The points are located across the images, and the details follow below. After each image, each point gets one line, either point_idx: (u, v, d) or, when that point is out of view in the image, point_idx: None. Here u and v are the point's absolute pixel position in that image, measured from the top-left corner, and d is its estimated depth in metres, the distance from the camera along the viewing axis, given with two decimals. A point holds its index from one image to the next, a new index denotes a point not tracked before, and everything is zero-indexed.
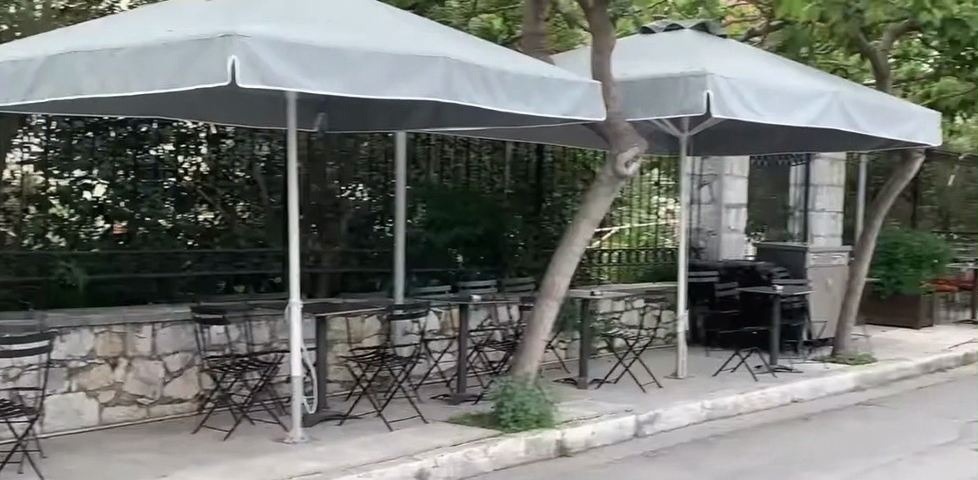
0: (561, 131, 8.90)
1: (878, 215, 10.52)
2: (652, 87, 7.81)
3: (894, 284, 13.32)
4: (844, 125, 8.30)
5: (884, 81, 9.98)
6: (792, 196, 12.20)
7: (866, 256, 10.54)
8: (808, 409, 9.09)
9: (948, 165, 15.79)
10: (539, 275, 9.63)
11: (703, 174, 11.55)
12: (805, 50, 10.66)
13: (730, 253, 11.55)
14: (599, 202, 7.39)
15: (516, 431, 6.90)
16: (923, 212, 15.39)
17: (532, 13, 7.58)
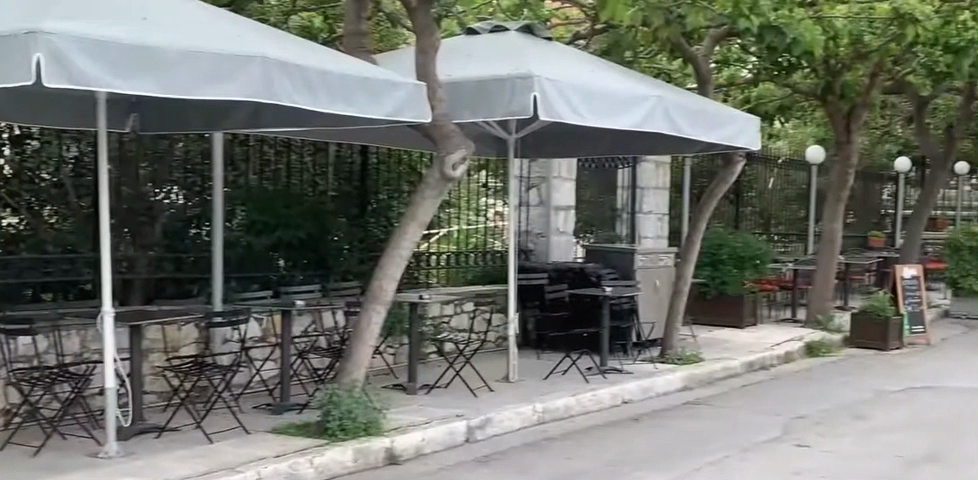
0: (385, 133, 8.78)
1: (701, 217, 10.72)
2: (479, 88, 7.72)
3: (718, 285, 13.58)
4: (668, 128, 8.39)
5: (706, 85, 10.12)
6: (619, 198, 12.13)
7: (692, 258, 10.78)
8: (637, 410, 9.14)
9: (768, 168, 16.22)
10: (366, 278, 9.47)
11: (531, 176, 11.57)
12: (629, 54, 10.84)
13: (558, 255, 11.63)
14: (426, 204, 7.28)
15: (343, 440, 6.73)
16: (744, 214, 15.78)
17: (354, 11, 7.42)
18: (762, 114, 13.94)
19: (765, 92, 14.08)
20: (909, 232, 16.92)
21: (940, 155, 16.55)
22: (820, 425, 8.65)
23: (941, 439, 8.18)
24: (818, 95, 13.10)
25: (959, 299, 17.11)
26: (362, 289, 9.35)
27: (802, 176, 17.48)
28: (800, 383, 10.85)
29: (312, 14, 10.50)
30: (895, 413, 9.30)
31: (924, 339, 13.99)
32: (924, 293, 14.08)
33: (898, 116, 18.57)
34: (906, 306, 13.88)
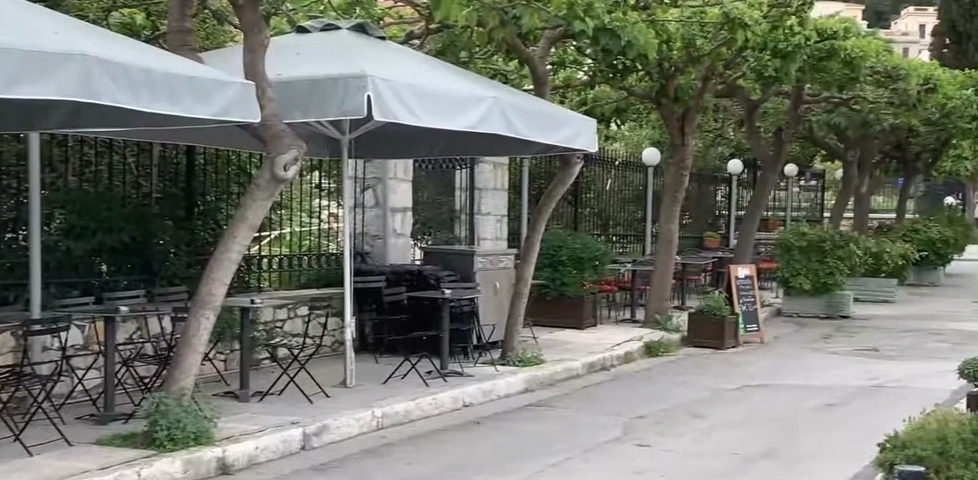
0: (213, 132, 8.54)
1: (540, 219, 10.74)
2: (310, 87, 7.57)
3: (558, 286, 13.63)
4: (506, 129, 8.36)
5: (543, 87, 10.12)
6: (457, 200, 12.29)
7: (531, 260, 10.81)
8: (478, 413, 9.08)
9: (605, 170, 16.40)
10: (195, 282, 9.21)
11: (367, 177, 11.44)
12: (464, 54, 10.87)
13: (395, 257, 11.55)
14: (255, 206, 7.05)
15: (172, 450, 6.48)
16: (583, 215, 15.92)
17: (177, 9, 7.21)
18: (598, 117, 14.13)
19: (602, 95, 14.22)
20: (742, 231, 17.33)
21: (770, 157, 16.96)
22: (659, 424, 8.75)
23: (776, 436, 8.34)
24: (653, 98, 13.21)
25: (790, 298, 17.67)
26: (188, 294, 9.04)
27: (638, 178, 17.75)
28: (638, 383, 10.96)
29: (133, 11, 10.34)
30: (731, 411, 9.46)
31: (758, 338, 14.33)
32: (757, 292, 14.34)
33: (730, 119, 19.02)
34: (741, 305, 14.10)
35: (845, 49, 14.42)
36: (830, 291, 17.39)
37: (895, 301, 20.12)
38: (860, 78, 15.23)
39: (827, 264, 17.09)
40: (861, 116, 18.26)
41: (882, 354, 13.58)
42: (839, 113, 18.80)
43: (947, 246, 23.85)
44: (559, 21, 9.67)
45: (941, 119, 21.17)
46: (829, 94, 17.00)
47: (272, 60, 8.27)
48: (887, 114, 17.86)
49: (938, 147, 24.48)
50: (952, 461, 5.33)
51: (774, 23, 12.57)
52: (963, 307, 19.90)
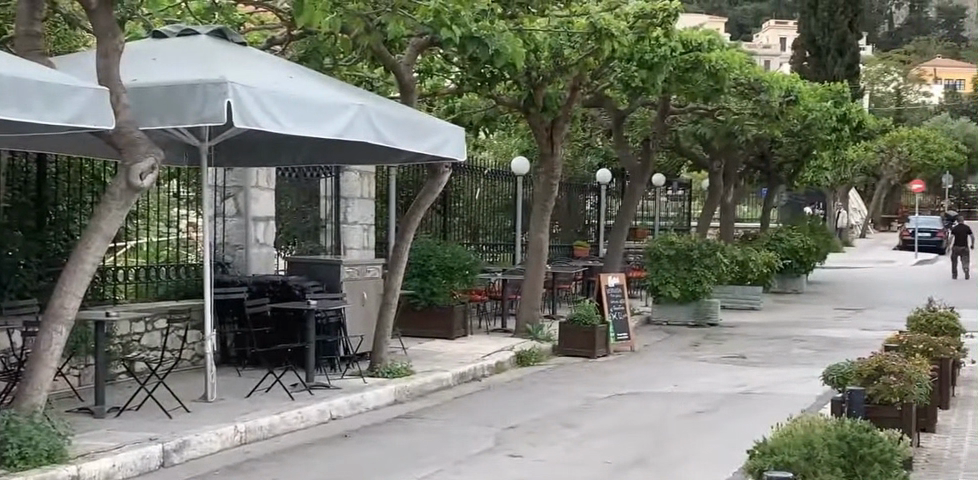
0: (63, 139, 8.32)
1: (409, 227, 10.62)
2: (166, 94, 7.36)
3: (427, 295, 13.48)
4: (373, 137, 8.23)
5: (409, 95, 9.99)
6: (322, 208, 12.35)
7: (400, 270, 10.67)
8: (346, 425, 8.93)
9: (474, 179, 16.37)
10: (46, 296, 8.93)
11: (227, 186, 11.21)
12: (329, 60, 10.73)
13: (257, 267, 11.33)
14: (110, 215, 6.77)
15: (22, 469, 6.17)
16: (451, 223, 15.85)
17: (26, 11, 6.92)
18: (467, 125, 14.11)
19: (469, 103, 14.19)
20: (612, 240, 17.42)
21: (638, 166, 17.10)
22: (530, 434, 8.72)
23: (646, 443, 8.38)
24: (521, 106, 13.24)
25: (658, 306, 17.88)
26: (39, 307, 8.78)
27: (507, 187, 17.76)
28: (509, 393, 10.93)
29: None
30: (602, 419, 9.49)
31: (628, 346, 14.47)
32: (627, 300, 14.49)
33: (598, 129, 19.17)
34: (610, 314, 14.25)
35: (708, 61, 14.67)
36: (698, 298, 17.63)
37: (760, 308, 20.61)
38: (723, 89, 15.47)
39: (696, 272, 17.37)
40: (726, 127, 18.60)
41: (748, 360, 13.80)
42: (704, 124, 19.11)
43: (809, 254, 24.47)
44: (424, 30, 9.53)
45: (802, 131, 21.69)
46: (694, 105, 17.26)
47: (127, 65, 8.03)
48: (750, 125, 18.21)
49: (799, 157, 25.09)
50: (818, 465, 5.35)
51: (640, 35, 12.67)
52: (825, 313, 20.38)
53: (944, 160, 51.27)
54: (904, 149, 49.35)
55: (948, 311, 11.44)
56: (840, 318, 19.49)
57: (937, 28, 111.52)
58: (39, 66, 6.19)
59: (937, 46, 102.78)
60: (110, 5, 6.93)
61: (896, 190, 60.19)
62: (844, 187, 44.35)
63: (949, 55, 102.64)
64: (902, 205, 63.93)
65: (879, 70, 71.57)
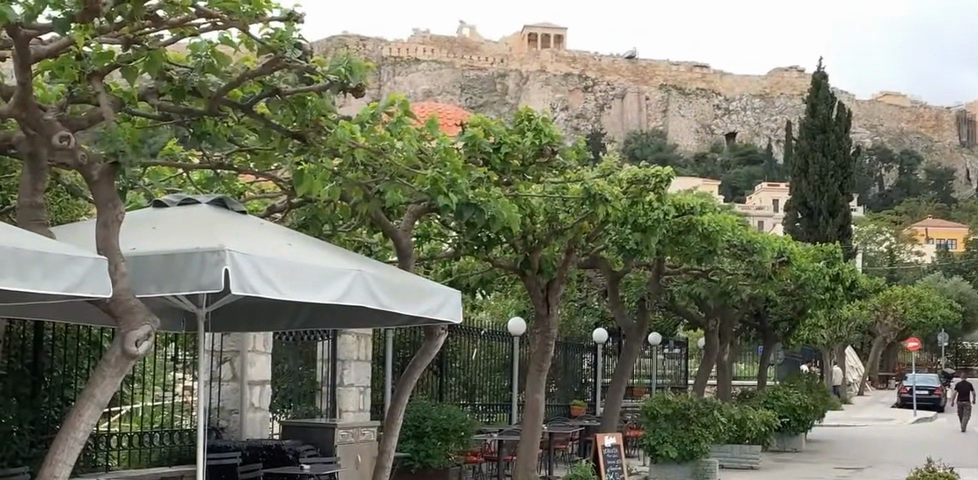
0: (61, 306, 8.34)
1: (404, 390, 10.47)
2: (164, 261, 7.44)
3: (422, 457, 13.02)
4: (372, 301, 8.28)
5: (407, 259, 10.13)
6: (319, 372, 12.68)
7: (393, 435, 10.41)
8: None
9: (470, 340, 16.36)
10: (36, 464, 8.92)
11: (223, 350, 11.26)
12: (325, 225, 10.88)
13: (251, 431, 11.38)
14: (104, 384, 6.57)
15: None
16: (447, 385, 15.77)
17: (30, 184, 7.11)
18: (464, 287, 14.15)
19: (465, 266, 14.27)
20: (610, 401, 17.05)
21: (634, 325, 17.08)
22: None
23: None
24: (518, 268, 13.22)
25: (655, 466, 17.27)
26: (30, 475, 8.77)
27: (503, 348, 17.77)
28: None
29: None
30: None
31: None
32: (624, 461, 14.42)
33: (593, 290, 19.24)
34: (608, 474, 14.09)
35: (701, 223, 14.84)
36: (696, 458, 17.19)
37: (760, 467, 20.01)
38: (716, 251, 15.68)
39: (693, 431, 17.26)
40: (720, 287, 18.63)
41: None
42: (697, 284, 19.24)
43: (806, 412, 24.28)
44: (423, 197, 9.59)
45: (796, 290, 21.83)
46: (688, 266, 17.31)
47: (126, 231, 8.18)
48: (744, 285, 18.29)
49: (794, 314, 25.18)
50: None
51: (633, 199, 12.87)
52: (824, 472, 20.14)
53: (938, 318, 51.54)
54: (898, 306, 49.63)
55: (947, 471, 11.28)
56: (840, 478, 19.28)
57: (927, 189, 113.21)
58: (49, 239, 6.30)
59: (928, 205, 104.00)
60: (111, 177, 7.08)
61: (893, 347, 60.30)
62: (840, 345, 44.36)
63: (939, 214, 104.04)
64: (899, 364, 63.82)
65: (871, 230, 72.63)
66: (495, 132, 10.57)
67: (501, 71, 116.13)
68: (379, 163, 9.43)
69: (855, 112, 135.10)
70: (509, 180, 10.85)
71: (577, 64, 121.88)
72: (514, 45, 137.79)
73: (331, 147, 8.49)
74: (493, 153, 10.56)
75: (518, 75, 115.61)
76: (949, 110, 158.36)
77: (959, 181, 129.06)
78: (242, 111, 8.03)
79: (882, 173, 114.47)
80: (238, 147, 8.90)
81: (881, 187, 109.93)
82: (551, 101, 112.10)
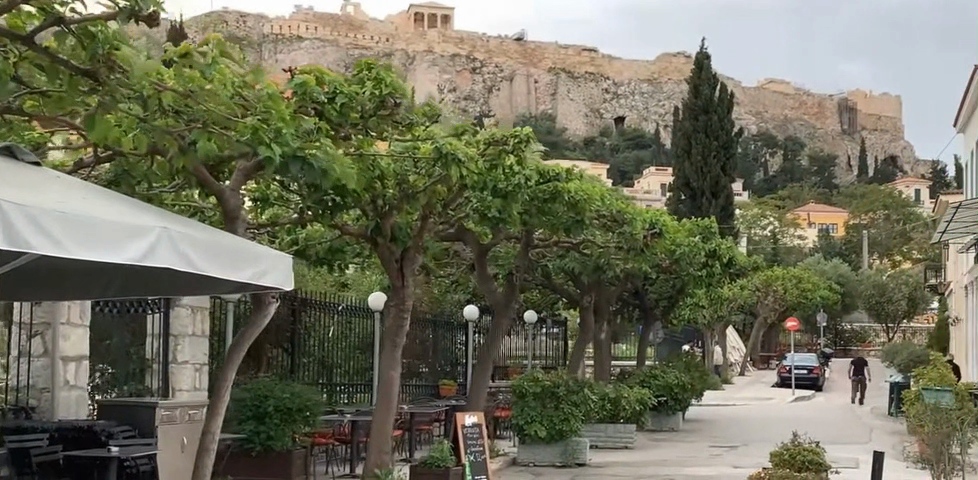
0: None
1: (231, 365, 9.51)
2: None
3: (262, 440, 12.03)
4: (179, 258, 6.31)
5: (235, 223, 9.14)
6: (149, 347, 11.66)
7: (218, 417, 9.46)
8: None
9: (326, 316, 15.30)
10: None
11: (34, 322, 10.20)
12: (144, 182, 9.93)
13: (65, 411, 10.40)
14: None
15: None
16: (299, 364, 14.72)
17: None
18: (312, 257, 13.24)
19: (314, 234, 13.34)
20: (476, 382, 15.91)
21: (501, 301, 16.11)
22: None
23: None
24: (368, 237, 12.29)
25: (524, 446, 16.52)
26: None
27: (365, 325, 16.83)
28: None
29: None
30: None
31: None
32: (486, 440, 13.45)
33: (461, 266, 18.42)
34: (468, 456, 13.13)
35: (568, 190, 14.03)
36: (566, 437, 16.40)
37: (635, 447, 19.43)
38: (584, 221, 14.83)
39: (563, 409, 16.34)
40: (592, 262, 17.91)
41: None
42: (569, 259, 18.46)
43: (684, 390, 23.80)
44: (243, 150, 8.99)
45: (673, 267, 21.26)
46: (557, 238, 16.44)
47: None
48: (617, 260, 17.58)
49: (673, 292, 24.69)
50: None
51: (492, 162, 11.96)
52: (699, 451, 19.60)
53: (818, 299, 51.90)
54: (779, 287, 49.84)
55: (812, 446, 11.41)
56: (715, 456, 18.77)
57: (809, 175, 114.93)
58: None
59: (810, 192, 105.54)
60: None
61: (774, 328, 60.74)
62: (721, 326, 44.34)
63: (822, 199, 105.58)
64: (780, 345, 64.42)
65: (755, 214, 73.11)
66: (329, 82, 9.77)
67: (387, 52, 114.74)
68: (194, 110, 8.80)
69: (741, 99, 136.71)
70: (347, 134, 10.09)
71: (465, 46, 121.03)
72: (401, 26, 136.31)
73: (131, 88, 7.81)
74: (328, 104, 9.79)
75: (404, 54, 114.18)
76: (832, 98, 161.40)
77: (840, 167, 131.41)
78: (21, 43, 7.10)
79: (766, 159, 115.80)
80: (28, 89, 8.06)
81: (765, 173, 111.30)
82: (439, 83, 111.16)
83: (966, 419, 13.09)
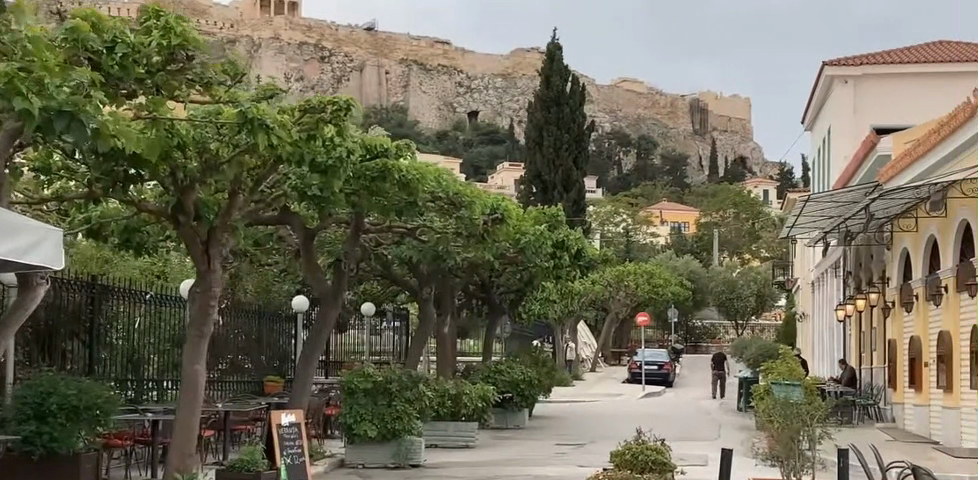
0: None
1: None
2: None
3: (45, 441, 10.57)
4: None
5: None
6: None
7: None
8: None
9: (133, 305, 13.80)
10: None
11: None
12: None
13: None
14: None
15: None
16: (98, 357, 13.21)
17: None
18: (106, 237, 11.93)
19: (110, 211, 12.01)
20: (299, 379, 14.70)
21: (329, 290, 14.88)
22: None
23: None
24: (168, 215, 11.02)
25: (353, 446, 15.33)
26: None
27: (177, 314, 15.36)
28: None
29: None
30: None
31: None
32: (305, 441, 12.35)
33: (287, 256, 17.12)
34: (284, 459, 11.96)
35: (397, 168, 12.91)
36: (399, 437, 15.21)
37: (475, 446, 18.43)
38: (417, 203, 13.70)
39: (395, 407, 15.17)
40: (430, 249, 16.82)
41: None
42: (405, 246, 17.33)
43: (530, 386, 22.86)
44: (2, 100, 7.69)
45: (519, 258, 20.29)
46: (389, 223, 15.26)
47: None
48: (456, 248, 16.53)
49: (520, 285, 23.76)
50: None
51: (309, 132, 10.76)
52: (543, 450, 18.65)
53: (669, 295, 51.87)
54: (630, 282, 49.56)
55: (656, 444, 10.60)
56: (559, 455, 17.83)
57: (662, 173, 116.22)
58: None
59: (662, 190, 106.57)
60: None
61: (626, 324, 60.66)
62: (571, 320, 43.76)
63: (673, 197, 106.77)
64: (632, 340, 64.44)
65: (608, 211, 73.11)
66: (108, 28, 8.90)
67: (235, 39, 111.56)
68: None
69: (596, 98, 137.61)
70: (129, 90, 9.24)
71: (316, 36, 118.77)
72: (250, 14, 132.95)
73: None
74: (106, 54, 8.85)
75: (253, 42, 111.28)
76: (684, 99, 163.88)
77: (691, 166, 133.41)
78: None
79: (619, 157, 116.68)
80: None
81: (619, 171, 112.11)
82: (288, 71, 108.54)
83: (816, 414, 12.40)
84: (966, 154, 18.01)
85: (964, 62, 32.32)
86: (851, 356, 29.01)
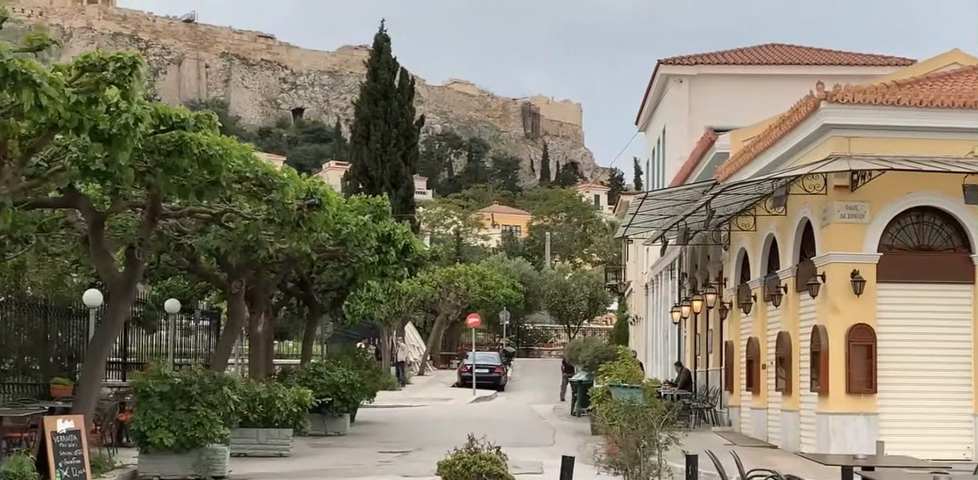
0: None
1: None
2: None
3: None
4: None
5: None
6: None
7: None
8: None
9: None
10: None
11: None
12: None
13: None
14: None
15: None
16: None
17: None
18: None
19: None
20: (84, 382, 12.93)
21: (121, 281, 13.13)
22: None
23: None
24: None
25: (147, 456, 13.60)
26: None
27: None
28: None
29: None
30: None
31: None
32: (86, 451, 10.66)
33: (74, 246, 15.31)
34: (58, 471, 10.25)
35: (197, 141, 11.40)
36: (199, 445, 13.55)
37: (289, 455, 16.90)
38: (221, 184, 12.07)
39: (196, 411, 13.52)
40: (238, 239, 15.25)
41: None
42: (212, 236, 15.68)
43: (352, 389, 21.29)
44: None
45: (340, 252, 18.79)
46: (191, 208, 13.62)
47: None
48: (268, 238, 15.02)
49: (343, 282, 22.30)
50: None
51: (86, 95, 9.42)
52: (366, 458, 17.19)
53: (500, 296, 50.99)
54: (461, 283, 48.46)
55: None
56: (382, 463, 16.37)
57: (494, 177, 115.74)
58: None
59: (493, 193, 106.06)
60: None
61: (456, 326, 59.59)
62: (399, 322, 42.40)
63: (505, 201, 106.40)
64: (461, 344, 63.40)
65: (438, 213, 71.92)
66: None
67: (47, 28, 106.20)
68: None
69: (428, 100, 136.50)
70: None
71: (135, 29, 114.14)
72: None
73: None
74: None
75: (67, 34, 106.26)
76: (517, 103, 164.34)
77: (523, 171, 133.61)
78: None
79: (451, 159, 115.78)
80: None
81: (450, 173, 111.13)
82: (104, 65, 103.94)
83: (661, 416, 11.30)
84: (809, 151, 17.23)
85: (797, 65, 32.25)
86: (685, 359, 28.37)
